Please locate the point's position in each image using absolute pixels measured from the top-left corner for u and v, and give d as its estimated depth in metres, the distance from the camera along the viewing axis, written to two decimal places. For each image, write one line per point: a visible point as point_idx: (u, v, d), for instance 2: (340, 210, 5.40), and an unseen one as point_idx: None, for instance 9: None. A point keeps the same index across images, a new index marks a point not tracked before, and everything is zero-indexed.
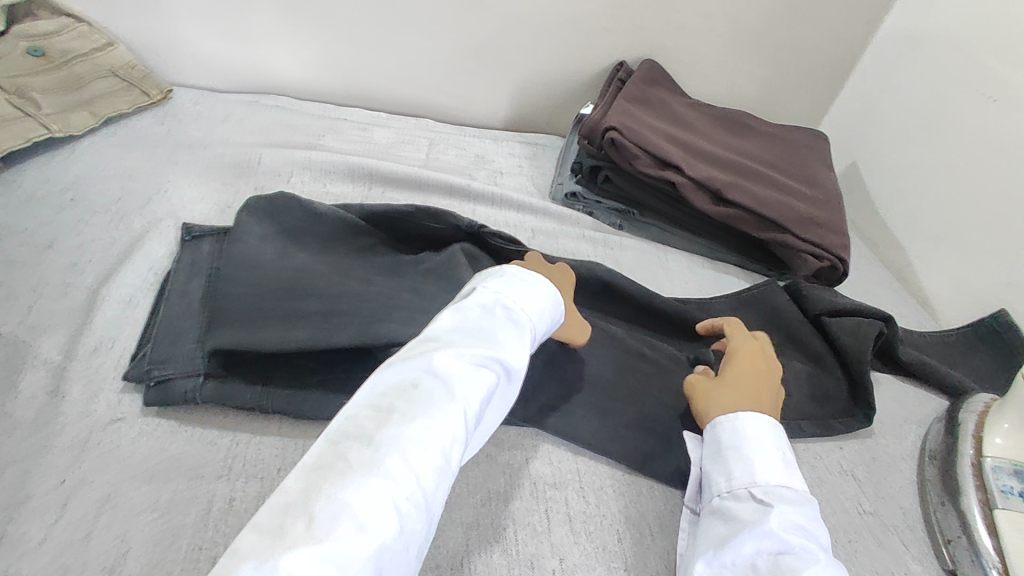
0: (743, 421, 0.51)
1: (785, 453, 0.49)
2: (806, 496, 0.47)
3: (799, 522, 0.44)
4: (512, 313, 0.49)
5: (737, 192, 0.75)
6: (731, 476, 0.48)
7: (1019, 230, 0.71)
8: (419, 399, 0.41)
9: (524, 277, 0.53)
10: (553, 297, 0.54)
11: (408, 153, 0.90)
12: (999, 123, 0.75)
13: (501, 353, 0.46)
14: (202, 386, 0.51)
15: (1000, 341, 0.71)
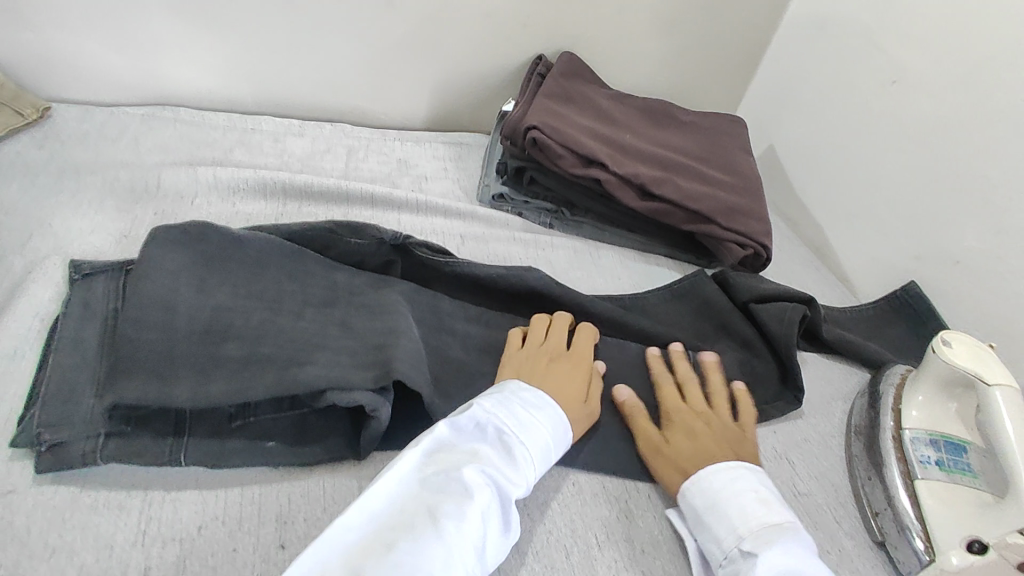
0: (712, 475, 0.51)
1: (761, 491, 0.49)
2: (795, 531, 0.47)
3: (792, 564, 0.44)
4: (515, 437, 0.49)
5: (659, 185, 0.76)
6: (720, 538, 0.48)
7: (939, 209, 0.73)
8: (404, 540, 0.40)
9: (527, 390, 0.53)
10: (559, 414, 0.52)
11: (327, 160, 0.86)
12: (903, 104, 0.78)
13: (497, 479, 0.45)
14: (103, 446, 0.47)
15: (912, 310, 0.75)
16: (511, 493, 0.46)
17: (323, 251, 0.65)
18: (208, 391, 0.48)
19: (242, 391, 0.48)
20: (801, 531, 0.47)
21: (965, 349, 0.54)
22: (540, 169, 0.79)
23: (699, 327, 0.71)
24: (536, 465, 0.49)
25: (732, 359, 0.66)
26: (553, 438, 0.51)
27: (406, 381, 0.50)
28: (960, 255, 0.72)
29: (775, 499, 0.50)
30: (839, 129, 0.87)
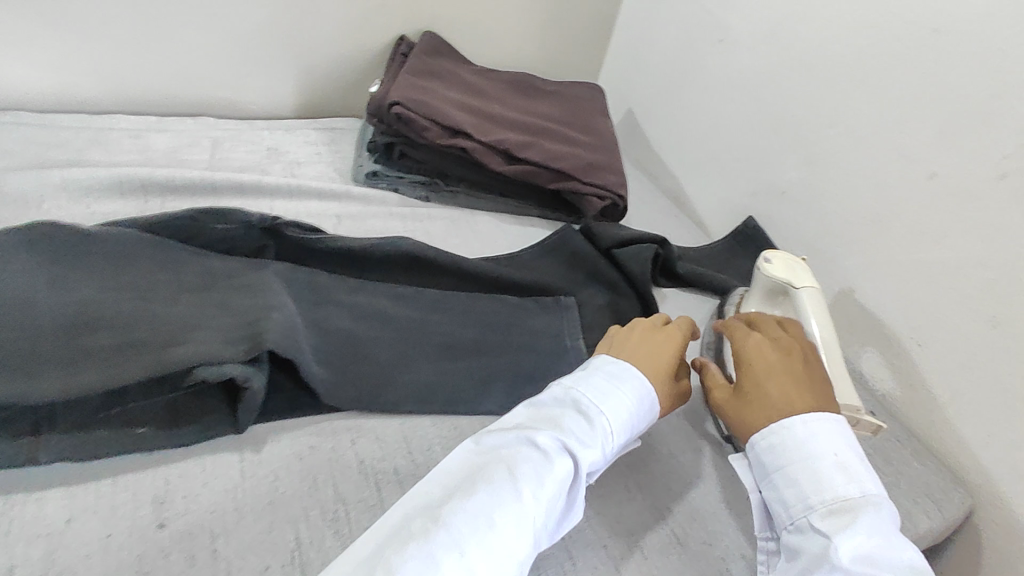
0: (791, 438, 0.49)
1: (839, 461, 0.48)
2: (873, 505, 0.46)
3: (867, 543, 0.44)
4: (596, 409, 0.51)
5: (523, 148, 0.80)
6: (789, 502, 0.48)
7: (766, 149, 0.83)
8: (483, 485, 0.44)
9: (614, 364, 0.55)
10: (643, 386, 0.54)
11: (192, 153, 0.84)
12: (730, 60, 0.87)
13: (574, 445, 0.48)
14: None
15: (752, 241, 0.84)
16: (587, 460, 0.47)
17: (188, 240, 0.64)
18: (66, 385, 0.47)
19: (104, 380, 0.47)
20: (880, 501, 0.47)
21: (782, 263, 0.63)
22: (408, 143, 0.81)
23: (570, 275, 0.76)
24: (615, 438, 0.51)
25: (600, 301, 0.73)
26: (636, 416, 0.53)
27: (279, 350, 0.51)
28: (783, 187, 0.81)
29: (857, 464, 0.48)
30: (684, 88, 0.96)
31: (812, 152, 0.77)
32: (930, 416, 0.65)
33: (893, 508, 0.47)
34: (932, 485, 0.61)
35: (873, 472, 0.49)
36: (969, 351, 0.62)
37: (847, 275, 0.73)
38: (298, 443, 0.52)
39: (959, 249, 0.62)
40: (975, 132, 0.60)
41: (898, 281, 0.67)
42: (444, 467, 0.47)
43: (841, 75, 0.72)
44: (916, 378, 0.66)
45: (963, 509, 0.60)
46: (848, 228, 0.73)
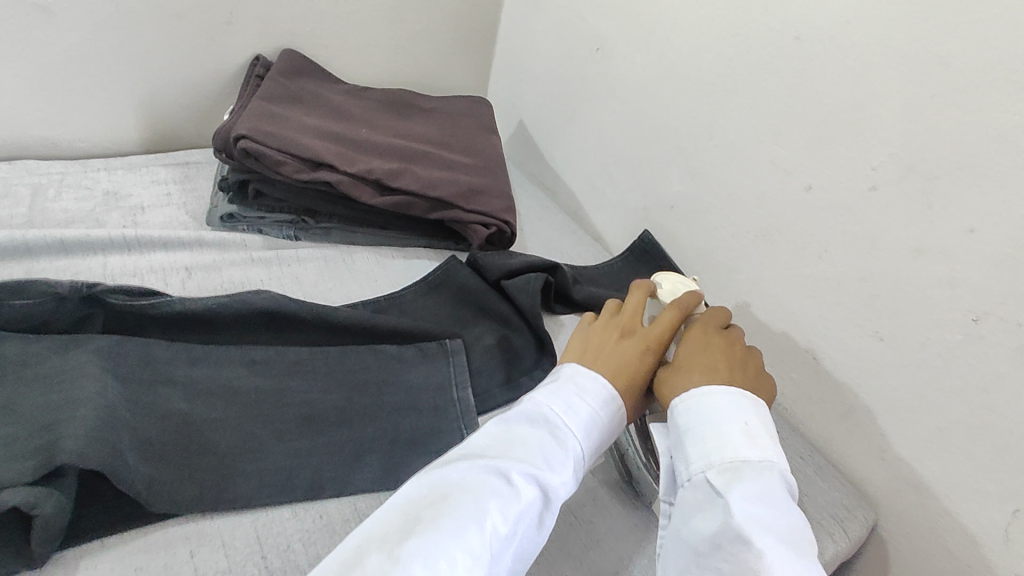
0: (704, 399, 0.46)
1: (748, 426, 0.44)
2: (771, 467, 0.43)
3: (759, 504, 0.40)
4: (567, 431, 0.48)
5: (395, 177, 0.73)
6: (690, 460, 0.44)
7: (651, 160, 0.80)
8: (447, 518, 0.41)
9: (590, 382, 0.50)
10: (615, 400, 0.50)
11: (6, 204, 0.71)
12: (608, 69, 0.84)
13: (542, 475, 0.44)
14: None
15: (646, 257, 0.81)
16: (555, 491, 0.45)
17: None
18: None
19: None
20: (781, 470, 0.43)
21: (671, 286, 0.61)
22: (264, 181, 0.72)
23: (456, 313, 0.70)
24: (583, 462, 0.48)
25: (490, 341, 0.67)
26: (607, 437, 0.50)
27: (80, 459, 0.43)
28: (671, 200, 0.79)
29: (764, 434, 0.45)
30: (569, 98, 0.92)
31: (695, 164, 0.74)
32: (829, 429, 0.65)
33: (794, 482, 0.44)
34: (836, 503, 0.60)
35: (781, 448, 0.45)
36: (858, 363, 0.61)
37: (740, 289, 0.72)
38: (119, 566, 0.43)
39: (840, 262, 0.61)
40: (844, 143, 0.59)
41: (787, 294, 0.66)
42: (396, 497, 0.43)
43: (716, 84, 0.70)
44: (813, 392, 0.66)
45: (866, 524, 0.60)
46: (736, 241, 0.71)
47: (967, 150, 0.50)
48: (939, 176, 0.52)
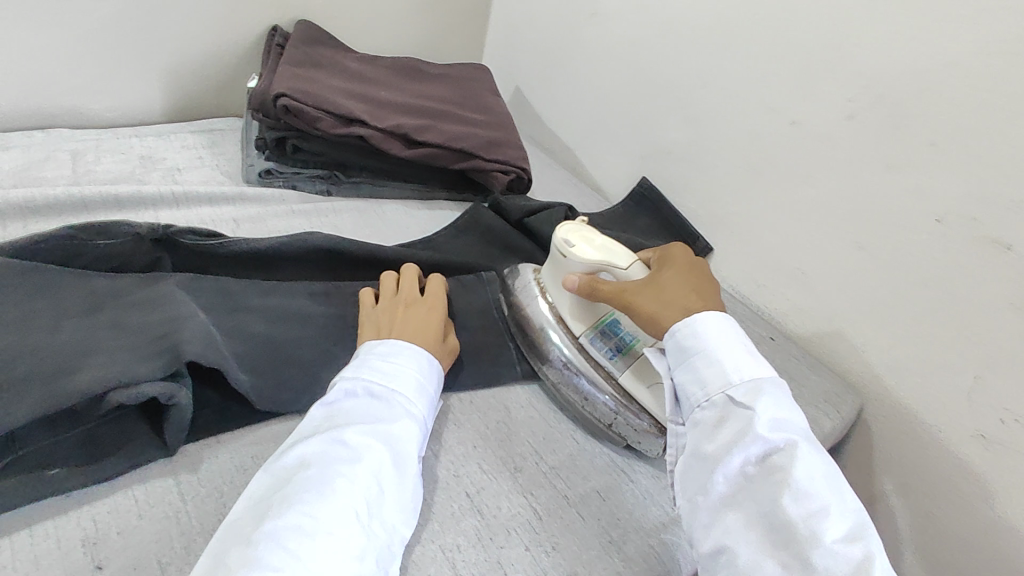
0: (711, 328, 0.53)
1: (750, 350, 0.52)
2: (774, 381, 0.51)
3: (777, 413, 0.48)
4: (394, 387, 0.51)
5: (422, 130, 0.80)
6: (707, 384, 0.51)
7: (648, 112, 0.89)
8: (293, 491, 0.42)
9: (379, 344, 0.54)
10: (419, 354, 0.54)
11: (49, 168, 0.75)
12: (603, 31, 0.92)
13: (378, 429, 0.47)
14: None
15: (647, 201, 0.90)
16: (400, 437, 0.48)
17: (69, 261, 0.58)
18: None
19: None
20: (782, 384, 0.52)
21: (579, 239, 0.63)
22: (301, 137, 0.78)
23: (485, 250, 0.78)
24: (420, 406, 0.51)
25: None
26: (433, 382, 0.54)
27: (199, 360, 0.49)
28: (668, 147, 0.87)
29: (760, 355, 0.53)
30: (566, 62, 1.00)
31: (690, 112, 0.83)
32: (818, 333, 0.75)
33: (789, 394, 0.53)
34: (829, 392, 0.70)
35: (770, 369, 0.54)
36: (840, 271, 0.71)
37: (734, 220, 0.81)
38: (238, 456, 0.50)
39: (823, 184, 0.71)
40: (824, 82, 0.68)
41: (778, 218, 0.76)
42: (249, 494, 0.43)
43: (706, 38, 0.79)
44: (803, 303, 0.76)
45: (855, 407, 0.70)
46: (729, 178, 0.80)
47: (929, 76, 0.61)
48: (904, 102, 0.63)
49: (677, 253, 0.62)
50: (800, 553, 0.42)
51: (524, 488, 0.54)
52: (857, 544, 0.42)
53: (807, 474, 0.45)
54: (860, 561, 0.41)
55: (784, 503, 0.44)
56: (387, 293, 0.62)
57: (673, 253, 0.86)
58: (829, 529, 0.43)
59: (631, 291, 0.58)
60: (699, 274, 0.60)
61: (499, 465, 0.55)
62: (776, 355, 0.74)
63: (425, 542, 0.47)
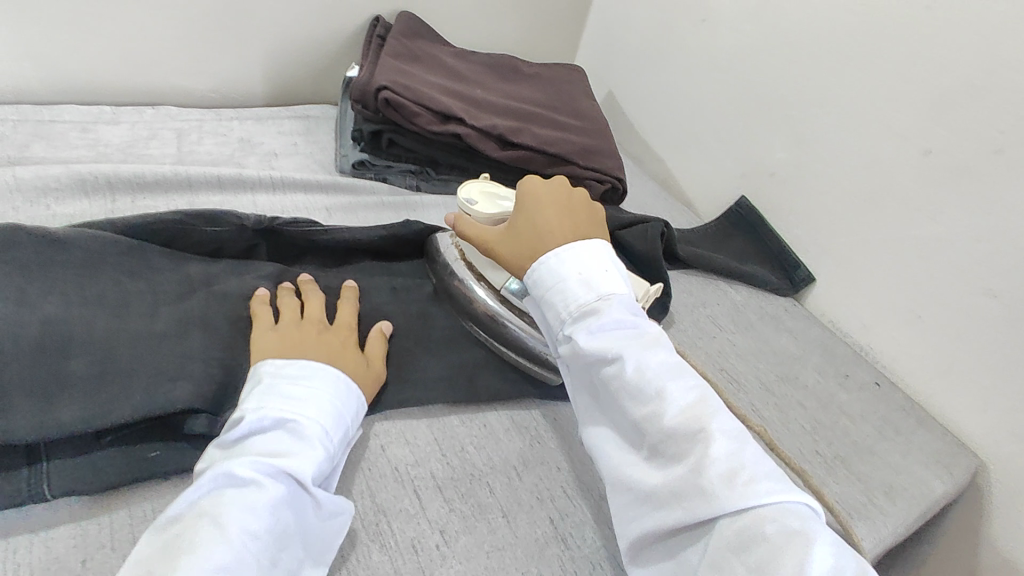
0: (541, 266, 0.53)
1: (583, 270, 0.52)
2: (612, 297, 0.50)
3: (606, 329, 0.49)
4: (307, 413, 0.46)
5: (517, 132, 0.78)
6: (551, 324, 0.52)
7: (749, 127, 0.84)
8: (181, 550, 0.37)
9: (287, 367, 0.49)
10: (334, 376, 0.49)
11: (154, 145, 0.77)
12: (709, 39, 0.88)
13: (284, 462, 0.42)
14: None
15: (744, 221, 0.85)
16: (309, 469, 0.43)
17: (172, 243, 0.58)
18: (57, 420, 0.43)
19: (103, 414, 0.44)
20: (623, 296, 0.51)
21: (475, 198, 0.65)
22: (397, 131, 0.77)
23: None
24: (335, 433, 0.46)
25: None
26: (353, 407, 0.49)
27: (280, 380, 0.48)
28: (772, 167, 0.82)
29: (598, 275, 0.51)
30: (665, 69, 0.96)
31: (802, 131, 0.78)
32: (931, 383, 0.68)
33: (635, 302, 0.52)
34: (939, 449, 0.64)
35: (617, 273, 0.53)
36: (962, 318, 0.65)
37: (841, 251, 0.76)
38: None
39: (953, 221, 0.65)
40: (967, 111, 0.62)
41: (894, 253, 0.70)
42: (135, 552, 0.38)
43: (827, 54, 0.74)
44: (916, 349, 0.69)
45: (970, 470, 0.63)
46: (840, 204, 0.75)
47: None
48: None
49: (540, 189, 0.59)
50: (653, 449, 0.44)
51: (608, 519, 0.51)
52: (693, 420, 0.43)
53: (640, 371, 0.46)
54: (693, 433, 0.43)
55: (627, 409, 0.46)
56: (288, 317, 0.54)
57: (770, 280, 0.81)
58: (665, 413, 0.44)
59: (494, 241, 0.59)
60: (563, 210, 0.58)
61: (583, 491, 0.53)
62: (879, 403, 0.68)
63: (510, 570, 0.46)
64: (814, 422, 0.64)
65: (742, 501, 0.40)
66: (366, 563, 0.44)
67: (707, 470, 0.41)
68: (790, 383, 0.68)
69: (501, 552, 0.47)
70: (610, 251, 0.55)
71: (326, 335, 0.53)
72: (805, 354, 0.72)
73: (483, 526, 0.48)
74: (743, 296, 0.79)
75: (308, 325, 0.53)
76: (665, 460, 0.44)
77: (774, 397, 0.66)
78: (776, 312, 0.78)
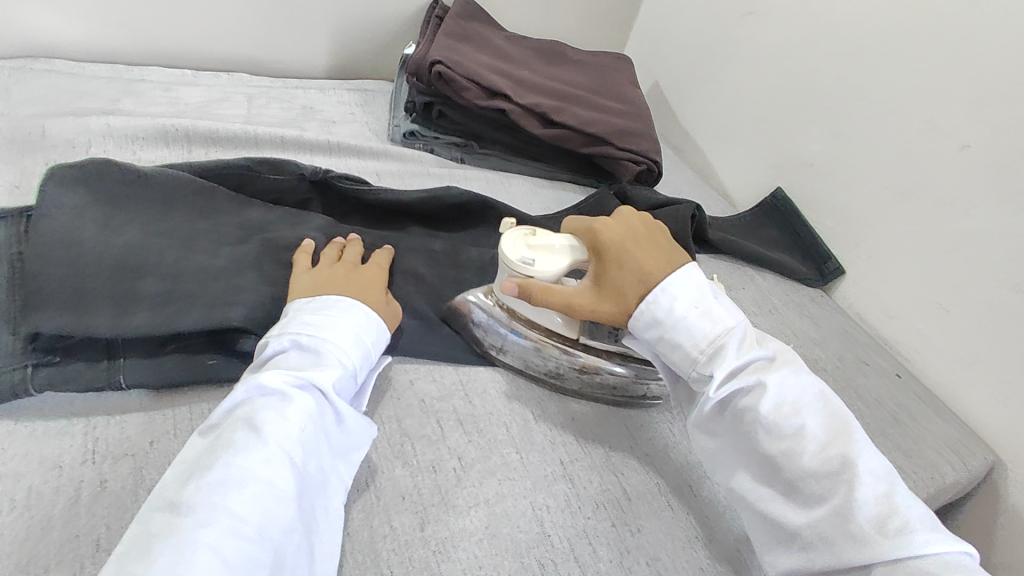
0: (657, 307, 0.52)
1: (699, 301, 0.52)
2: (734, 328, 0.51)
3: (739, 365, 0.49)
4: (327, 340, 0.50)
5: (560, 111, 0.82)
6: (676, 365, 0.51)
7: (788, 119, 0.86)
8: (223, 445, 0.41)
9: (312, 301, 0.53)
10: (353, 305, 0.54)
11: (225, 106, 0.84)
12: (755, 32, 0.89)
13: (308, 375, 0.47)
14: (31, 376, 0.48)
15: (779, 212, 0.87)
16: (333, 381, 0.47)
17: (239, 188, 0.65)
18: (129, 322, 0.50)
19: (167, 320, 0.51)
20: (740, 324, 0.51)
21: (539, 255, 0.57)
22: (447, 104, 0.83)
23: None
24: (354, 358, 0.50)
25: None
26: (371, 338, 0.53)
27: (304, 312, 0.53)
28: (809, 159, 0.83)
29: (713, 306, 0.52)
30: (710, 61, 0.98)
31: (840, 124, 0.79)
32: (952, 377, 0.69)
33: (749, 326, 0.53)
34: (955, 440, 0.65)
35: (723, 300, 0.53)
36: (987, 313, 0.65)
37: (871, 244, 0.76)
38: None
39: (983, 217, 0.65)
40: (1003, 107, 0.63)
41: (923, 247, 0.70)
42: (181, 454, 0.42)
43: (870, 48, 0.75)
44: (940, 342, 0.70)
45: (985, 462, 0.64)
46: (873, 197, 0.75)
47: None
48: None
49: (618, 235, 0.56)
50: (789, 484, 0.46)
51: (615, 466, 0.54)
52: (834, 455, 0.45)
53: (777, 408, 0.47)
54: (838, 473, 0.45)
55: (764, 443, 0.47)
56: (323, 261, 0.59)
57: (799, 269, 0.82)
58: (807, 450, 0.46)
59: (588, 303, 0.54)
60: (657, 252, 0.55)
61: (594, 440, 0.56)
62: (897, 392, 0.69)
63: (518, 497, 0.50)
64: None
65: (898, 548, 0.41)
66: (389, 475, 0.49)
67: (857, 516, 0.43)
68: (808, 366, 0.70)
69: (511, 481, 0.51)
70: (710, 280, 0.55)
71: (353, 275, 0.57)
72: (826, 341, 0.73)
73: (497, 458, 0.52)
74: (770, 283, 0.81)
75: (340, 271, 0.57)
76: (807, 500, 0.45)
77: None
78: (801, 300, 0.79)
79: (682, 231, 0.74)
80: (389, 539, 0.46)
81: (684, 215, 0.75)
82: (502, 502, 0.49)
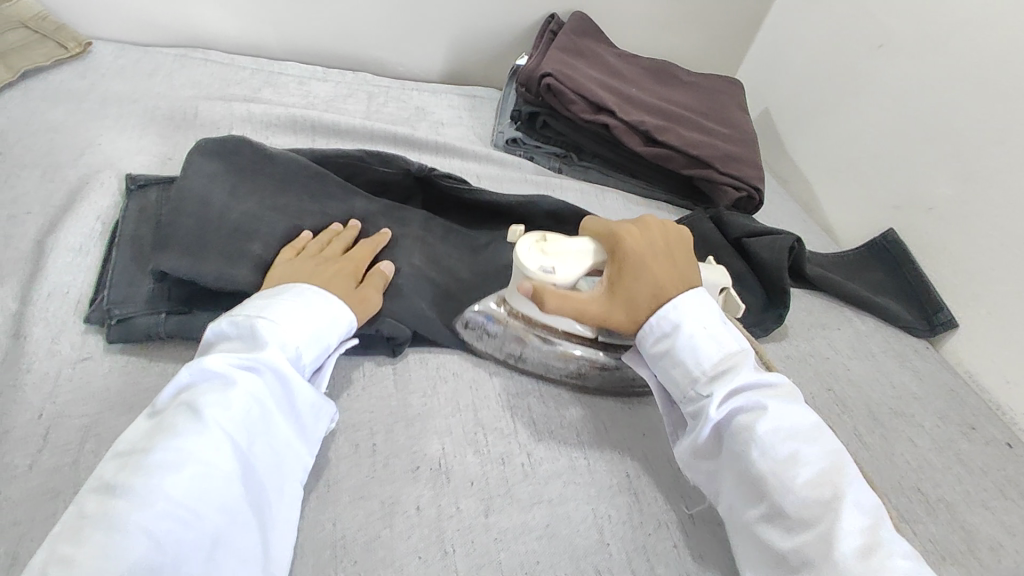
0: (669, 321, 0.52)
1: (709, 323, 0.52)
2: (739, 356, 0.51)
3: (738, 388, 0.49)
4: (276, 321, 0.49)
5: (663, 130, 0.82)
6: (676, 381, 0.51)
7: (908, 159, 0.81)
8: (162, 428, 0.42)
9: (272, 290, 0.54)
10: (309, 291, 0.54)
11: (347, 101, 0.91)
12: (883, 65, 0.85)
13: (255, 359, 0.47)
14: (164, 320, 0.55)
15: (888, 254, 0.82)
16: (281, 365, 0.47)
17: (353, 177, 0.70)
18: (230, 276, 0.56)
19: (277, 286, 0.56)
20: (745, 355, 0.52)
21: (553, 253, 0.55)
22: (553, 115, 0.85)
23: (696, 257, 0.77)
24: (299, 338, 0.50)
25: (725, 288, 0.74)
26: (326, 318, 0.52)
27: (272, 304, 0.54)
28: (932, 202, 0.78)
29: (722, 332, 0.52)
30: (828, 93, 0.94)
31: (971, 167, 0.73)
32: None
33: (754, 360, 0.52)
34: None
35: (733, 330, 0.53)
36: None
37: (991, 300, 0.71)
38: (444, 369, 0.59)
39: None
40: None
41: None
42: (125, 434, 0.43)
43: (1015, 92, 0.69)
44: None
45: None
46: (1001, 249, 0.70)
47: None
48: None
49: (641, 247, 0.54)
50: (774, 506, 0.44)
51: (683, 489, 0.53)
52: (826, 485, 0.44)
53: (773, 430, 0.46)
54: (829, 498, 0.43)
55: (755, 461, 0.45)
56: (313, 250, 0.60)
57: (903, 317, 0.77)
58: (796, 474, 0.44)
59: (593, 306, 0.53)
60: (671, 265, 0.55)
61: (664, 460, 0.55)
62: (1005, 461, 0.63)
63: (581, 501, 0.51)
64: (923, 462, 0.61)
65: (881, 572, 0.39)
66: (461, 461, 0.52)
67: (845, 539, 0.41)
68: (903, 419, 0.65)
69: (576, 486, 0.52)
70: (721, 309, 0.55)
71: (328, 264, 0.58)
72: (928, 396, 0.69)
73: (564, 461, 0.53)
74: (870, 327, 0.76)
75: (317, 259, 0.59)
76: (793, 523, 0.43)
77: (881, 427, 0.64)
78: (903, 350, 0.74)
79: (780, 263, 0.72)
80: (455, 519, 0.48)
81: (782, 247, 0.73)
82: (565, 505, 0.50)
